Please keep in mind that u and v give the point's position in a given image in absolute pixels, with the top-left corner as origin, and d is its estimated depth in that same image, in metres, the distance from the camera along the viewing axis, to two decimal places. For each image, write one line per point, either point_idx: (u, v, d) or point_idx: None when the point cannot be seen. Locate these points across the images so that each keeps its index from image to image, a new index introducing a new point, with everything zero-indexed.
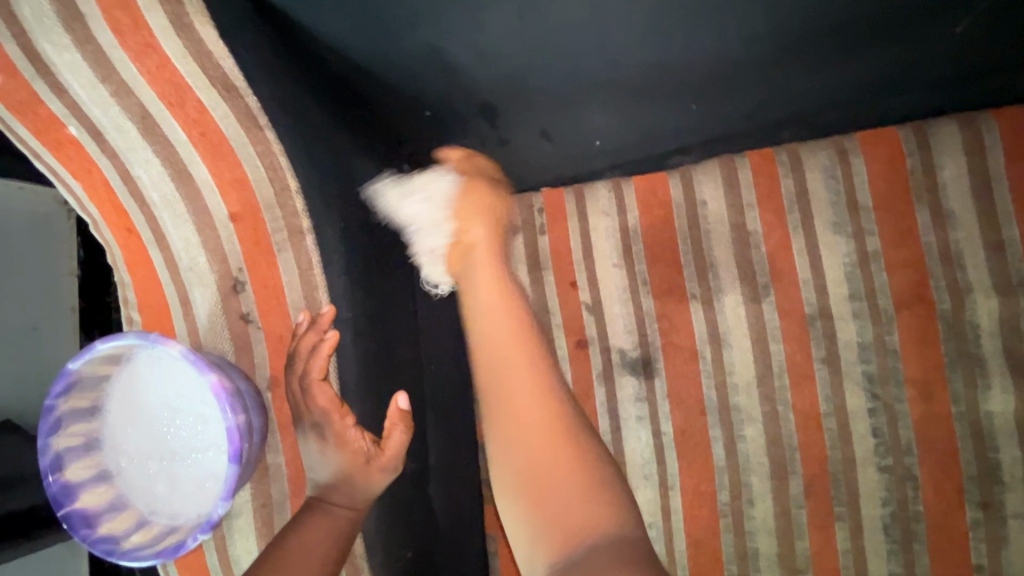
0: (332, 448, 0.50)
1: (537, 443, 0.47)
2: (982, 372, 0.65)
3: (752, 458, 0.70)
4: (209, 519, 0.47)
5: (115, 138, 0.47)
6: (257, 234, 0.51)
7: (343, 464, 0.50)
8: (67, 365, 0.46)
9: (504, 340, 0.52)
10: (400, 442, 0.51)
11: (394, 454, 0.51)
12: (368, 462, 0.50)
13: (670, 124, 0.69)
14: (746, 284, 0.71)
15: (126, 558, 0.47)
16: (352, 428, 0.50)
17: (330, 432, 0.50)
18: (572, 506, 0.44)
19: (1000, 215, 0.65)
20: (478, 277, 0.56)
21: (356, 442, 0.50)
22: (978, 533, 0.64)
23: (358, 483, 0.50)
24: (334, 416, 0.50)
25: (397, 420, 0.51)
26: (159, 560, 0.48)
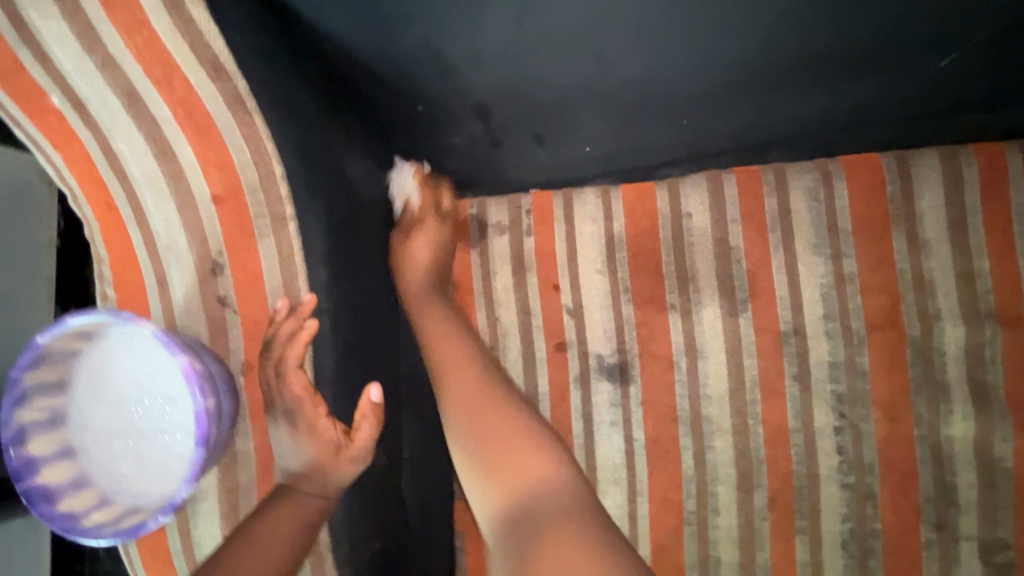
0: (305, 438, 0.50)
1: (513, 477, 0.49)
2: (945, 398, 0.67)
3: (719, 468, 0.71)
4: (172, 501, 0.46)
5: (98, 112, 0.47)
6: (239, 218, 0.51)
7: (313, 455, 0.50)
8: (35, 338, 0.45)
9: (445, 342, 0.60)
10: (368, 437, 0.52)
11: (362, 446, 0.52)
12: (338, 453, 0.50)
13: (662, 137, 0.68)
14: (725, 298, 0.72)
15: (86, 535, 0.46)
16: (324, 417, 0.50)
17: (302, 422, 0.50)
18: (524, 455, 0.49)
19: (973, 246, 0.67)
20: (411, 264, 0.65)
21: (328, 433, 0.50)
22: (931, 553, 0.66)
23: (329, 473, 0.50)
24: (307, 405, 0.50)
25: (367, 414, 0.52)
26: (117, 539, 0.46)
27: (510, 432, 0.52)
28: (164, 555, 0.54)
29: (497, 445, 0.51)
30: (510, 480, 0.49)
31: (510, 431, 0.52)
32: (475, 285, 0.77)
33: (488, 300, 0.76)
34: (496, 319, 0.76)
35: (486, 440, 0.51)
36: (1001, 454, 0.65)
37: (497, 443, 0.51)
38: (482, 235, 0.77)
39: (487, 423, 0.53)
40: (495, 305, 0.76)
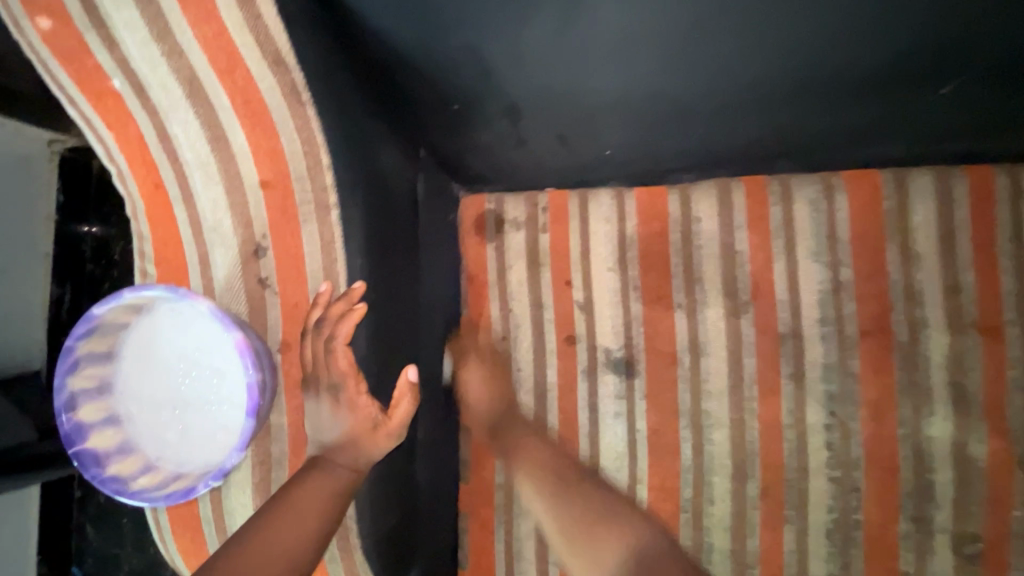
0: (344, 411, 0.53)
1: (607, 551, 0.57)
2: (928, 401, 0.72)
3: (716, 460, 0.75)
4: (222, 468, 0.50)
5: (158, 96, 0.50)
6: (285, 202, 0.53)
7: (351, 426, 0.53)
8: (92, 309, 0.48)
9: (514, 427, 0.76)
10: (406, 413, 0.55)
11: (398, 423, 0.55)
12: (375, 428, 0.54)
13: (680, 144, 0.72)
14: (728, 299, 0.76)
15: (136, 498, 0.49)
16: (364, 395, 0.53)
17: (344, 397, 0.53)
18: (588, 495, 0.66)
19: (960, 260, 0.72)
20: (472, 395, 0.78)
21: (366, 408, 0.53)
22: (908, 543, 0.71)
23: (364, 446, 0.53)
24: (350, 382, 0.53)
25: (405, 391, 0.55)
26: (166, 503, 0.49)
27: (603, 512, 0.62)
28: (194, 522, 0.57)
29: (591, 527, 0.60)
30: (609, 553, 0.57)
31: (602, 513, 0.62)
32: (490, 277, 0.80)
33: (502, 292, 0.80)
34: (510, 311, 0.80)
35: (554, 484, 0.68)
36: (975, 453, 0.70)
37: (590, 526, 0.60)
38: (498, 230, 0.80)
39: (553, 476, 0.70)
40: (508, 296, 0.80)
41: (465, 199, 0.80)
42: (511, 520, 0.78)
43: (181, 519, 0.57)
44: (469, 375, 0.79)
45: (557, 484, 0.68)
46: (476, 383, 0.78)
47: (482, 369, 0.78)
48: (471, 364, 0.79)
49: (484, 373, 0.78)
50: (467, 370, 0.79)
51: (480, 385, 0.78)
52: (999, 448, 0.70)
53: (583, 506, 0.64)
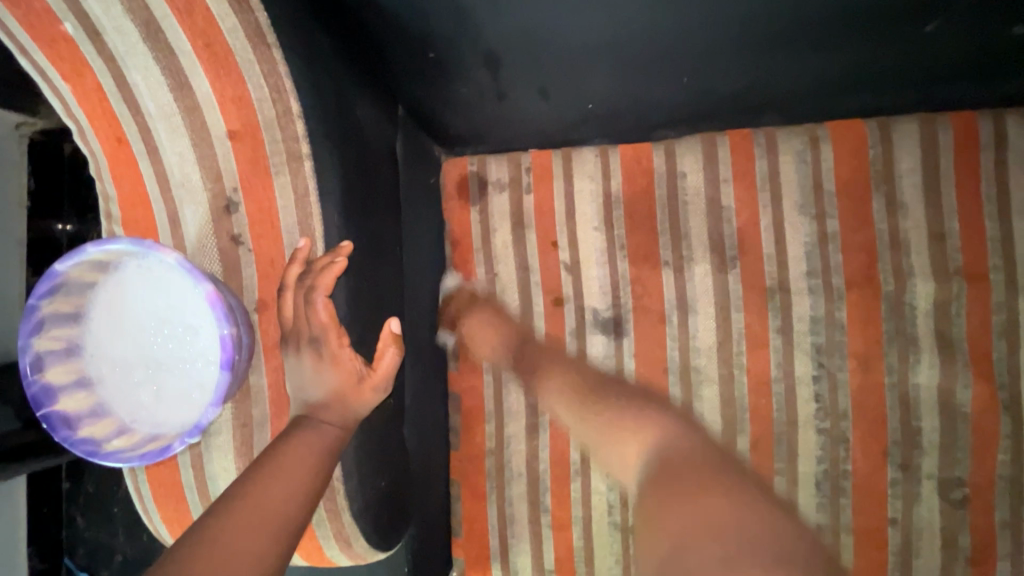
0: (328, 368, 0.51)
1: (629, 441, 0.60)
2: (914, 349, 0.72)
3: (706, 416, 0.76)
4: (197, 426, 0.49)
5: (113, 41, 0.47)
6: (255, 153, 0.51)
7: (336, 384, 0.52)
8: (53, 266, 0.46)
9: (551, 364, 0.75)
10: (391, 364, 0.55)
11: (384, 375, 0.54)
12: (360, 382, 0.53)
13: (663, 95, 0.70)
14: (716, 255, 0.76)
15: (108, 459, 0.49)
16: (347, 348, 0.52)
17: (326, 350, 0.51)
18: (628, 423, 0.62)
19: (946, 208, 0.71)
20: (482, 338, 0.80)
21: (349, 363, 0.52)
22: (896, 490, 0.72)
23: (349, 402, 0.52)
24: (331, 335, 0.51)
25: (389, 340, 0.55)
26: (141, 463, 0.50)
27: (627, 424, 0.62)
28: (174, 488, 0.57)
29: (614, 432, 0.62)
30: (619, 433, 0.62)
31: (631, 425, 0.62)
32: (475, 244, 0.81)
33: (488, 256, 0.81)
34: (496, 275, 0.81)
35: (606, 434, 0.63)
36: (962, 399, 0.71)
37: (611, 429, 0.63)
38: (482, 192, 0.81)
39: (617, 424, 0.63)
40: (494, 261, 0.81)
41: (447, 161, 0.81)
42: (504, 485, 0.81)
43: (165, 483, 0.57)
44: (470, 316, 0.80)
45: (582, 396, 0.70)
46: (488, 331, 0.79)
47: (489, 311, 0.79)
48: (480, 310, 0.80)
49: (495, 322, 0.79)
50: (477, 311, 0.80)
51: (492, 324, 0.79)
52: (985, 393, 0.70)
53: (624, 426, 0.62)
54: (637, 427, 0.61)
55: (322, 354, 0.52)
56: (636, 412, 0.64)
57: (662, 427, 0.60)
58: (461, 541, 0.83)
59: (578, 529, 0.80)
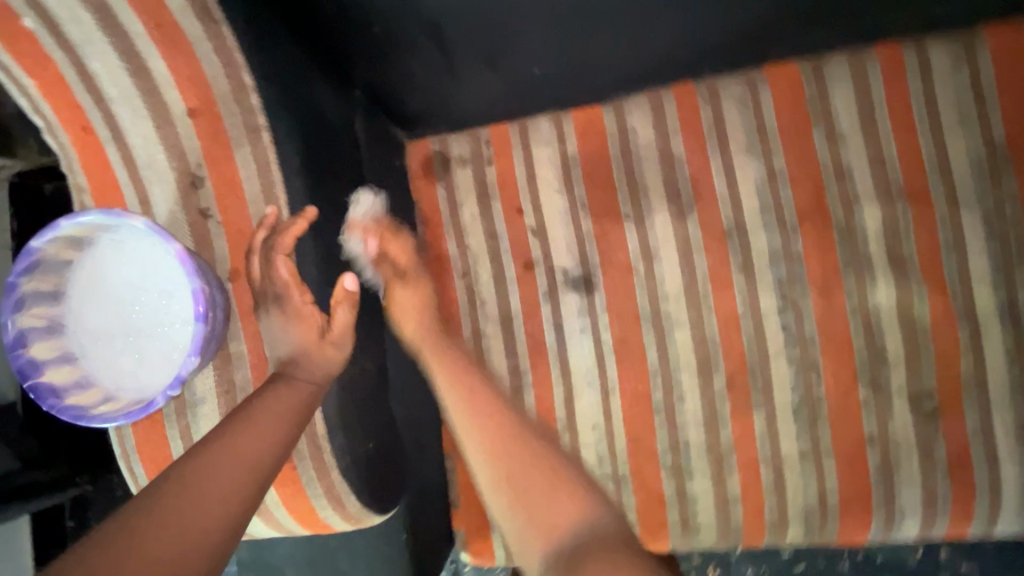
0: (292, 322, 0.55)
1: (538, 502, 0.55)
2: (870, 272, 0.75)
3: (681, 358, 0.79)
4: (179, 377, 0.52)
5: (71, 31, 0.50)
6: (215, 128, 0.54)
7: (299, 337, 0.56)
8: (30, 242, 0.50)
9: (471, 407, 0.64)
10: (346, 319, 0.57)
11: (342, 329, 0.57)
12: (321, 336, 0.56)
13: (603, 56, 0.74)
14: (673, 203, 0.79)
15: (95, 420, 0.52)
16: (309, 304, 0.56)
17: (289, 307, 0.55)
18: (537, 477, 0.57)
19: (882, 134, 0.75)
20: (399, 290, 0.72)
21: (310, 317, 0.56)
22: (869, 409, 0.75)
23: (312, 355, 0.55)
24: (294, 292, 0.55)
25: (345, 299, 0.57)
26: (127, 421, 0.53)
27: (562, 483, 0.56)
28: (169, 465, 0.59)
29: (540, 500, 0.55)
30: (523, 487, 0.57)
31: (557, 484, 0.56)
32: (444, 217, 0.84)
33: (457, 229, 0.83)
34: (466, 246, 0.83)
35: (517, 480, 0.57)
36: (920, 313, 0.74)
37: (528, 494, 0.56)
38: (446, 168, 0.84)
39: (523, 469, 0.58)
40: (463, 233, 0.84)
41: (410, 144, 0.85)
42: None
43: (156, 464, 0.60)
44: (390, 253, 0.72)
45: (507, 431, 0.62)
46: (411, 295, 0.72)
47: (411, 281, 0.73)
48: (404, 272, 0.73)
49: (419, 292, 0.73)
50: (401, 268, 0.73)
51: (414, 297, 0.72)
52: (940, 305, 0.73)
53: (540, 463, 0.58)
54: (549, 488, 0.56)
55: (287, 310, 0.56)
56: (547, 451, 0.60)
57: (588, 504, 0.55)
58: (459, 513, 0.84)
59: None
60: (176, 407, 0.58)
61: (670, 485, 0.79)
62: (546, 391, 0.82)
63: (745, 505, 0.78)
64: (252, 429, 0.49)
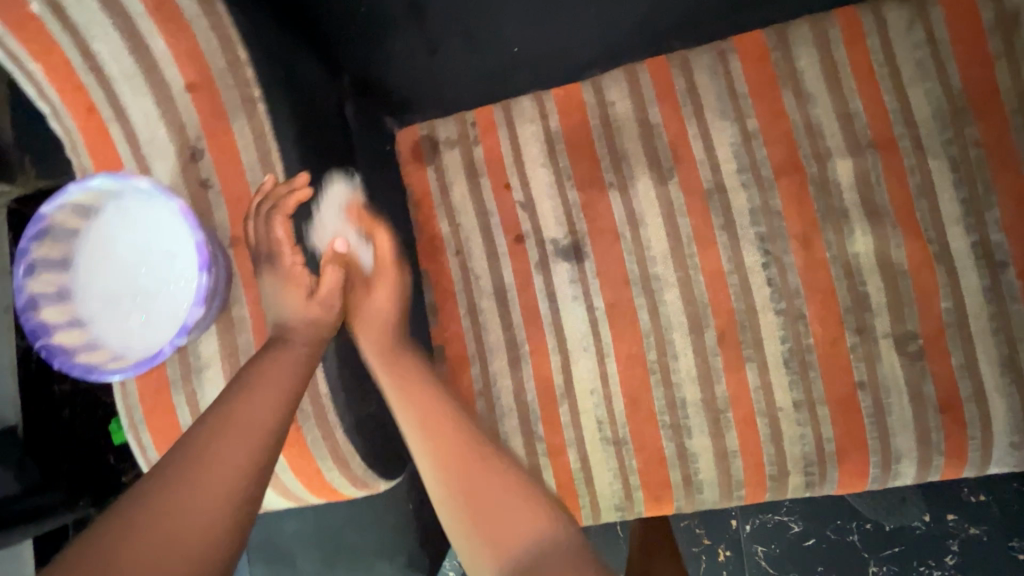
0: (282, 282, 0.61)
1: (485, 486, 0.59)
2: (847, 222, 0.78)
3: (672, 318, 0.81)
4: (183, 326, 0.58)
5: (74, 11, 0.54)
6: (213, 100, 0.57)
7: (288, 293, 0.62)
8: (40, 210, 0.59)
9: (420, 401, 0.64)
10: (333, 280, 0.65)
11: (329, 290, 0.65)
12: (309, 296, 0.63)
13: (572, 24, 0.81)
14: (654, 169, 0.82)
15: (103, 373, 0.59)
16: (297, 262, 0.62)
17: (280, 266, 0.61)
18: (477, 475, 0.60)
19: (847, 91, 0.79)
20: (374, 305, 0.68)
21: (299, 276, 0.62)
22: (858, 354, 0.77)
23: (298, 308, 0.62)
24: (285, 252, 0.62)
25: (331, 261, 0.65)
26: (135, 373, 0.60)
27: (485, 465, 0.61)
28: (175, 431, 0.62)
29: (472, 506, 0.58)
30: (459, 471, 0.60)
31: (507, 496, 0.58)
32: (435, 197, 0.86)
33: (449, 208, 0.86)
34: (458, 225, 0.86)
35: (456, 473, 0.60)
36: (898, 258, 0.76)
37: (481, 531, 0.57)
38: (435, 151, 0.86)
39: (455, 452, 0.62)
40: (455, 212, 0.86)
41: (400, 131, 0.88)
42: (496, 423, 0.84)
43: (164, 431, 0.63)
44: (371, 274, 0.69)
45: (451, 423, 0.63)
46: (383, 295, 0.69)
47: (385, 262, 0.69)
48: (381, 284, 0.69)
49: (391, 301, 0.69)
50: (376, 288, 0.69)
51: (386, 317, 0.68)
52: (917, 248, 0.76)
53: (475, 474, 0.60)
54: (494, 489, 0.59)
55: (277, 269, 0.62)
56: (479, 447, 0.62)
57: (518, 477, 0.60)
58: None
59: (572, 451, 0.83)
60: (183, 373, 0.62)
61: (671, 444, 0.81)
62: (543, 359, 0.84)
63: (745, 458, 0.80)
64: (247, 403, 0.54)
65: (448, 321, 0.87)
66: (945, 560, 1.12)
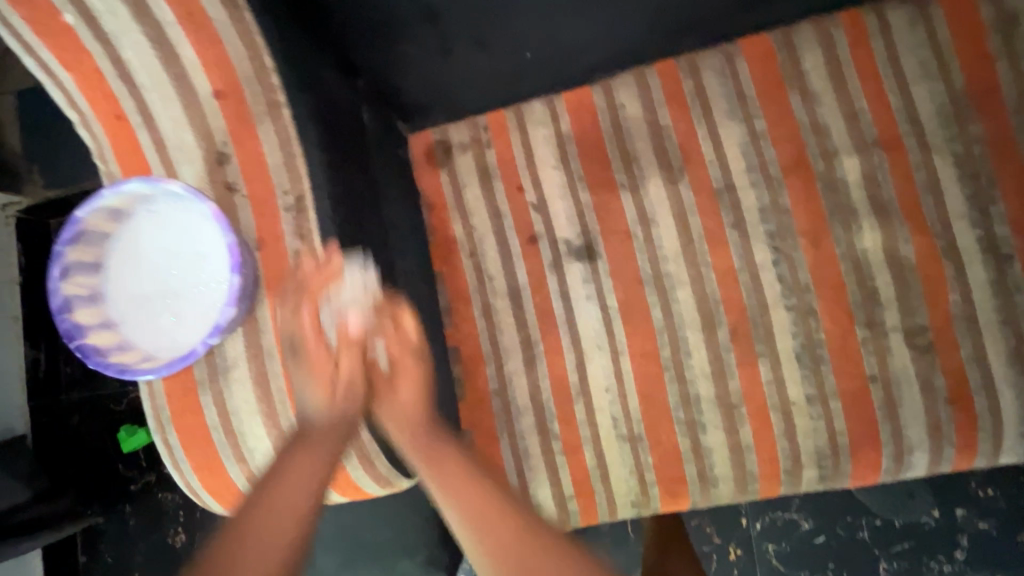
0: (301, 369, 0.61)
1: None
2: (855, 218, 0.79)
3: (685, 315, 0.82)
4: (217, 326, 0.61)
5: (106, 20, 0.55)
6: (240, 106, 0.59)
7: (308, 376, 0.61)
8: (75, 214, 0.62)
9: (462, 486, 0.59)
10: (350, 363, 0.62)
11: (348, 373, 0.62)
12: (329, 385, 0.61)
13: (587, 32, 0.81)
14: (664, 169, 0.84)
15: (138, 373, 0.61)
16: (318, 348, 0.62)
17: (302, 353, 0.61)
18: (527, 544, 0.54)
19: (853, 91, 0.80)
20: (395, 413, 0.64)
21: (319, 367, 0.62)
22: (868, 348, 0.78)
23: (317, 398, 0.61)
24: (306, 335, 0.61)
25: (350, 345, 0.63)
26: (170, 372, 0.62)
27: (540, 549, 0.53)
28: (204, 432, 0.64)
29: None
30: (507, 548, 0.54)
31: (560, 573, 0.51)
32: (449, 201, 0.88)
33: (462, 211, 0.88)
34: (472, 227, 0.88)
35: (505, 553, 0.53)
36: (906, 254, 0.78)
37: None
38: (447, 155, 0.89)
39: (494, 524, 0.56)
40: (469, 214, 0.88)
41: (412, 135, 0.90)
42: (512, 421, 0.85)
43: (191, 433, 0.64)
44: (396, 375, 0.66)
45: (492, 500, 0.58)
46: (410, 394, 0.65)
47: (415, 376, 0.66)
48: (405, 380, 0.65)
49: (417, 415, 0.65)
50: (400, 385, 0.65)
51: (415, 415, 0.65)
52: (924, 244, 0.78)
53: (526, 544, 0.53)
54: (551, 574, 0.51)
55: (299, 354, 0.62)
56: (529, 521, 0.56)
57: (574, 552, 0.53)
58: None
59: (588, 449, 0.84)
60: (209, 374, 0.63)
61: (686, 440, 0.82)
62: (558, 359, 0.85)
63: (759, 452, 0.81)
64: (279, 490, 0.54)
65: (462, 322, 0.88)
66: (954, 555, 1.13)
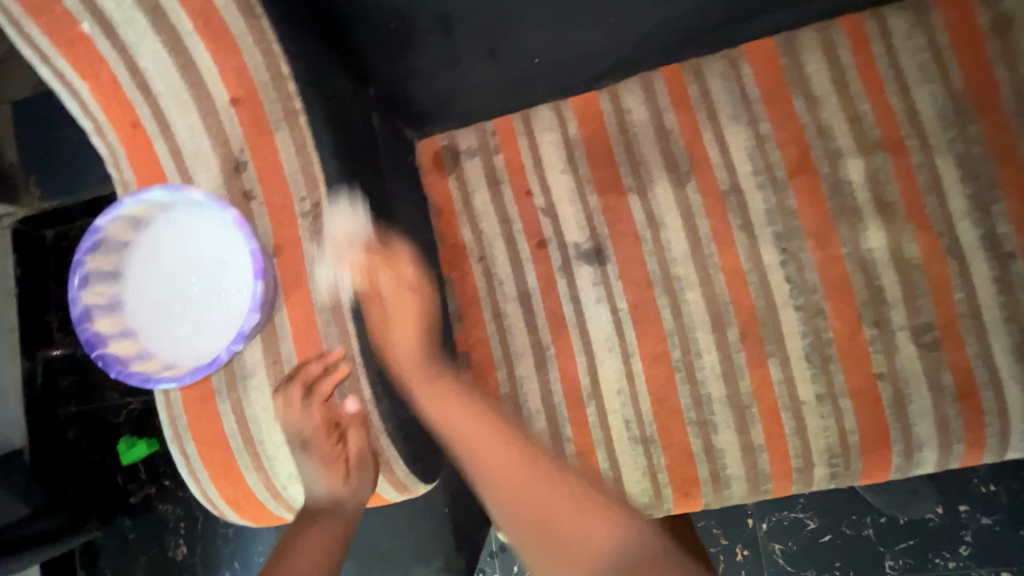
0: (313, 461, 0.63)
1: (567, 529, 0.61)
2: (860, 219, 0.81)
3: (695, 317, 0.83)
4: (240, 332, 0.61)
5: (124, 30, 0.57)
6: (256, 114, 0.60)
7: (320, 466, 0.63)
8: (96, 222, 0.61)
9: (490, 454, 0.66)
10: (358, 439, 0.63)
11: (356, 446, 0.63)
12: (344, 468, 0.63)
13: (594, 37, 0.82)
14: (671, 172, 0.85)
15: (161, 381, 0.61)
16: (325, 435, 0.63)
17: (314, 450, 0.63)
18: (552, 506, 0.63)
19: (854, 93, 0.82)
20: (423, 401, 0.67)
21: (329, 459, 0.63)
22: (876, 346, 0.79)
23: (333, 485, 0.63)
24: (314, 432, 0.63)
25: (356, 424, 0.63)
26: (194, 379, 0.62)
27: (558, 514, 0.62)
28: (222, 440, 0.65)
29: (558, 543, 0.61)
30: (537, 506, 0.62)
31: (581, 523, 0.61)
32: (457, 207, 0.88)
33: (471, 216, 0.88)
34: (481, 232, 0.88)
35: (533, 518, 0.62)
36: (910, 253, 0.79)
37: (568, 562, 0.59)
38: (456, 160, 0.89)
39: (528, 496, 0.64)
40: (478, 218, 0.88)
41: (420, 141, 0.90)
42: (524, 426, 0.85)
43: (209, 440, 0.66)
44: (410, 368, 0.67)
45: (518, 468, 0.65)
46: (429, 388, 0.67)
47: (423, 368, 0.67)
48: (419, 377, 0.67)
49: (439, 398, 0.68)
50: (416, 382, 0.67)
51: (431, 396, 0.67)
52: (928, 242, 0.79)
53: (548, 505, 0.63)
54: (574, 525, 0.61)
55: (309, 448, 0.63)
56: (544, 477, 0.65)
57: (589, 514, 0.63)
58: None
59: (601, 451, 0.84)
60: (227, 381, 0.65)
61: (698, 441, 0.82)
62: (570, 362, 0.85)
63: (771, 453, 0.81)
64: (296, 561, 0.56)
65: (472, 326, 0.88)
66: (960, 551, 1.14)
